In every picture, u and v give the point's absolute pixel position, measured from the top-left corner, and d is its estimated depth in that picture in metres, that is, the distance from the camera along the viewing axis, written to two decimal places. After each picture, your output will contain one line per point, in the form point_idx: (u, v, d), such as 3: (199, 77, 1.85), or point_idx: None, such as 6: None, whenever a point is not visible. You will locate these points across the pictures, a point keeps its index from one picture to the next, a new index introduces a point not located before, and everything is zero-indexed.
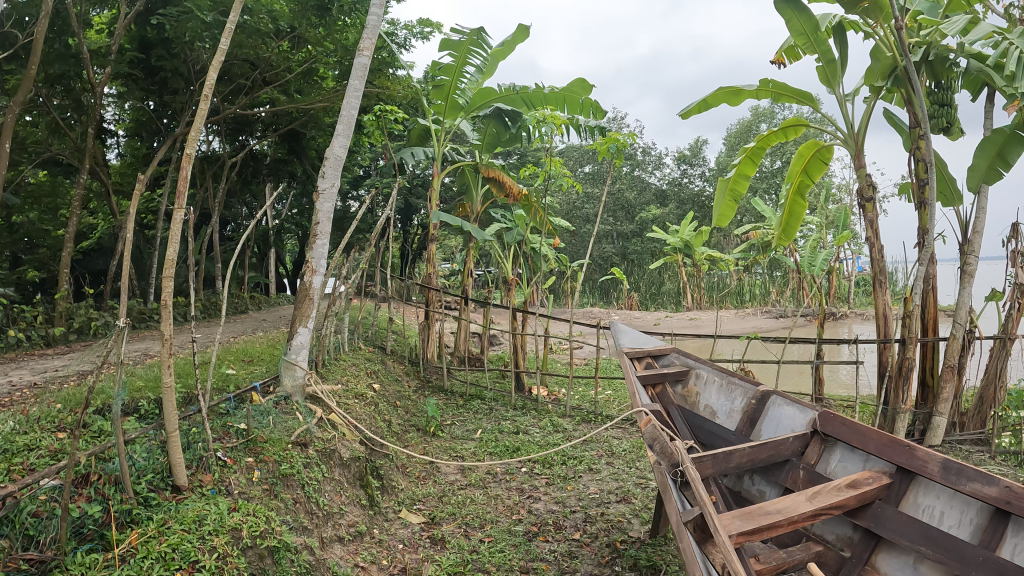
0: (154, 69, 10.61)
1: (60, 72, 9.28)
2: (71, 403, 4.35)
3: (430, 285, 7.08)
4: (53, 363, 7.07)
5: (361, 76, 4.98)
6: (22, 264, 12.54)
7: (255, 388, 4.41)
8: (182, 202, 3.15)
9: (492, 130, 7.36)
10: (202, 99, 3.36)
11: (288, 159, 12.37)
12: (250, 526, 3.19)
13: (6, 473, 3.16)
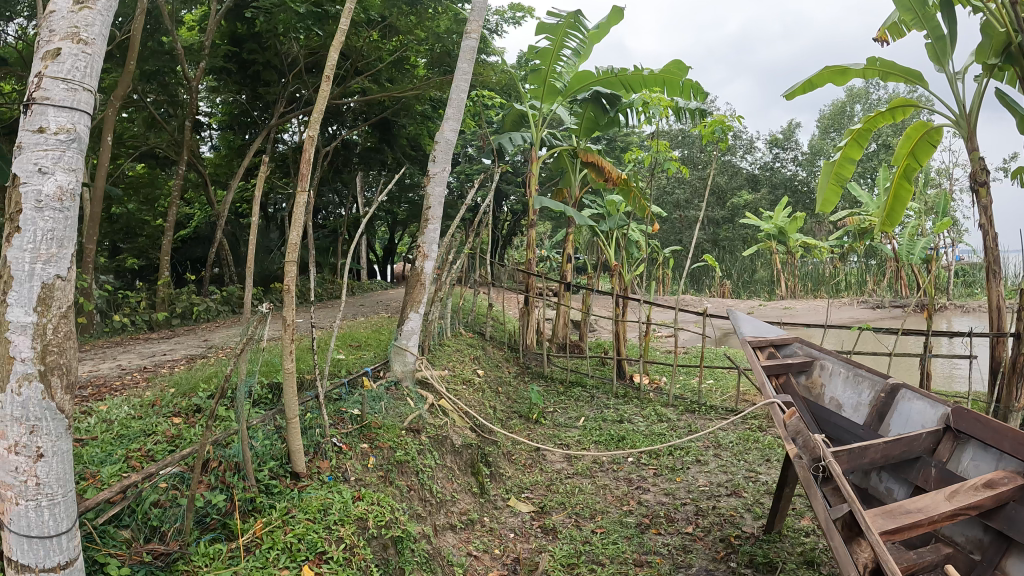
0: (246, 62, 10.84)
1: (154, 68, 9.58)
2: (183, 386, 4.50)
3: (529, 271, 6.98)
4: (159, 347, 7.34)
5: (468, 59, 4.96)
6: (123, 253, 13.15)
7: (367, 373, 4.42)
8: (304, 184, 3.17)
9: (590, 115, 7.40)
10: (325, 79, 3.33)
11: (379, 147, 12.56)
12: (376, 516, 3.21)
13: (126, 460, 3.26)
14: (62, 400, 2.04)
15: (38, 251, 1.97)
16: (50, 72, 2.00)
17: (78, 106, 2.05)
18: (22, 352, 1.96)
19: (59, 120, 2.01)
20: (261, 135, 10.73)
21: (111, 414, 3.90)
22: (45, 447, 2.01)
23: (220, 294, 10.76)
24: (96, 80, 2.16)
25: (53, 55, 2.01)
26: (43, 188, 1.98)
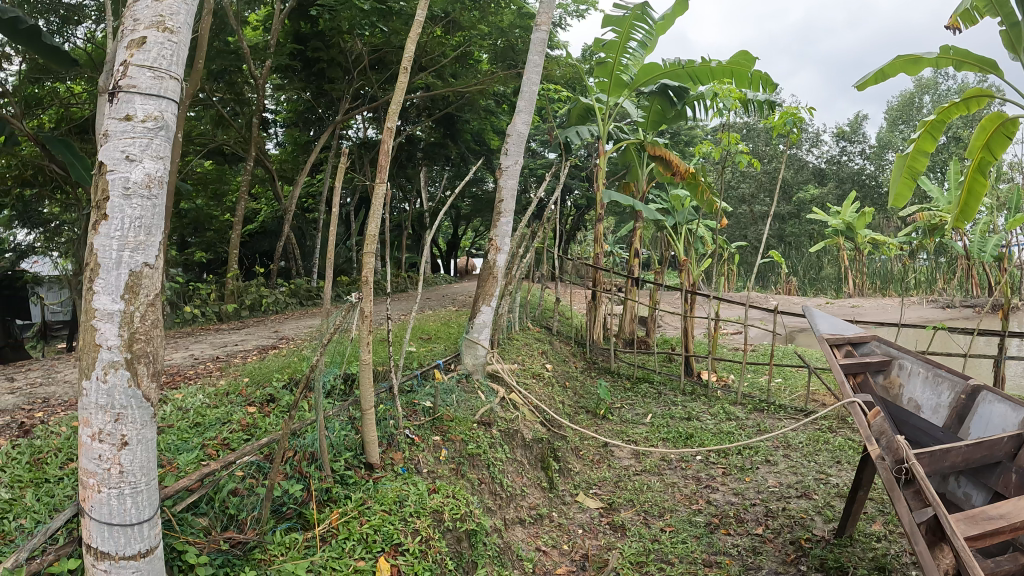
0: (311, 60, 11.03)
1: (220, 67, 9.80)
2: (257, 376, 4.63)
3: (597, 265, 6.95)
4: (231, 338, 7.56)
5: (539, 52, 5.07)
6: (192, 246, 13.56)
7: (439, 365, 4.69)
8: (382, 177, 3.23)
9: (657, 108, 7.44)
10: (402, 72, 3.35)
11: (444, 143, 12.68)
12: (452, 509, 3.28)
13: (202, 449, 3.35)
14: (147, 387, 2.10)
15: (127, 238, 2.03)
16: (136, 61, 2.05)
17: (163, 95, 2.11)
18: (110, 340, 2.02)
19: (146, 108, 2.07)
20: (326, 132, 10.92)
21: (186, 403, 4.03)
22: (130, 435, 2.07)
23: (287, 287, 11.02)
24: (181, 68, 2.21)
25: (138, 45, 2.06)
26: (131, 175, 2.04)
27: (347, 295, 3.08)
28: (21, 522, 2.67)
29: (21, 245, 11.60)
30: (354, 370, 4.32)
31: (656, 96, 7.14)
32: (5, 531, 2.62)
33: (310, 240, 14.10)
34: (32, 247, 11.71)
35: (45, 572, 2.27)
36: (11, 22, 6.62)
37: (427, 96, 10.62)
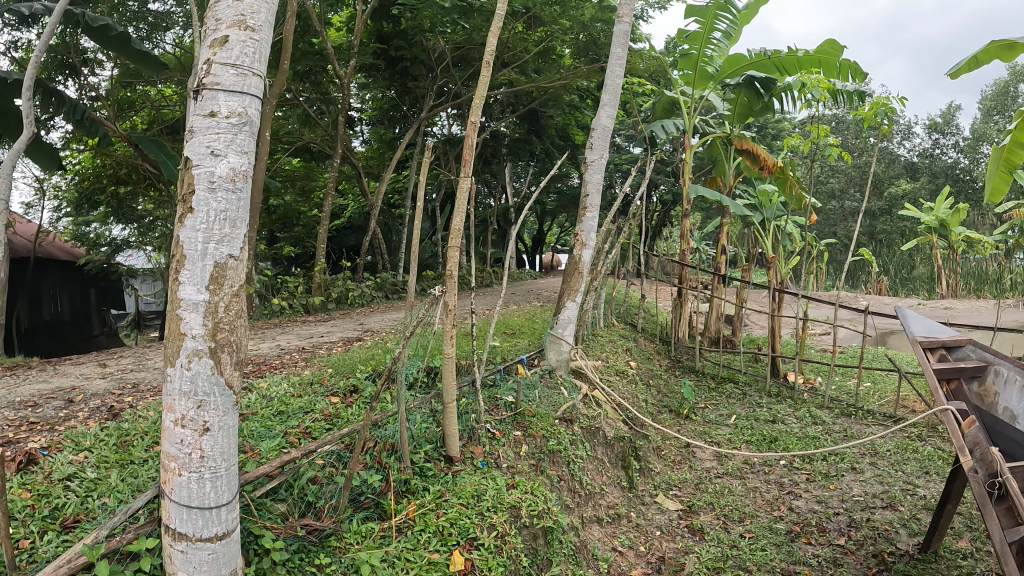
0: (395, 58, 11.18)
1: (305, 68, 10.03)
2: (341, 367, 4.72)
3: (684, 262, 6.80)
4: (317, 329, 7.74)
5: (622, 44, 5.04)
6: (280, 241, 13.97)
7: (522, 360, 4.74)
8: (467, 170, 3.24)
9: (743, 100, 7.20)
10: (484, 66, 3.36)
11: (528, 138, 12.71)
12: (529, 505, 3.31)
13: (285, 437, 3.41)
14: (230, 375, 2.14)
15: (211, 231, 2.07)
16: (219, 59, 2.09)
17: (247, 91, 2.13)
18: (194, 329, 2.06)
19: (230, 104, 2.09)
20: (411, 129, 11.10)
21: (271, 392, 4.13)
22: (211, 421, 2.10)
23: (373, 281, 11.25)
24: (264, 65, 2.23)
25: (221, 43, 2.09)
26: (215, 170, 2.08)
27: (431, 288, 3.08)
28: (104, 501, 2.78)
29: (117, 239, 12.25)
30: (436, 363, 4.34)
31: (742, 88, 7.00)
32: (88, 509, 2.73)
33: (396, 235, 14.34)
34: (128, 242, 12.22)
35: (125, 549, 2.33)
36: (102, 29, 7.00)
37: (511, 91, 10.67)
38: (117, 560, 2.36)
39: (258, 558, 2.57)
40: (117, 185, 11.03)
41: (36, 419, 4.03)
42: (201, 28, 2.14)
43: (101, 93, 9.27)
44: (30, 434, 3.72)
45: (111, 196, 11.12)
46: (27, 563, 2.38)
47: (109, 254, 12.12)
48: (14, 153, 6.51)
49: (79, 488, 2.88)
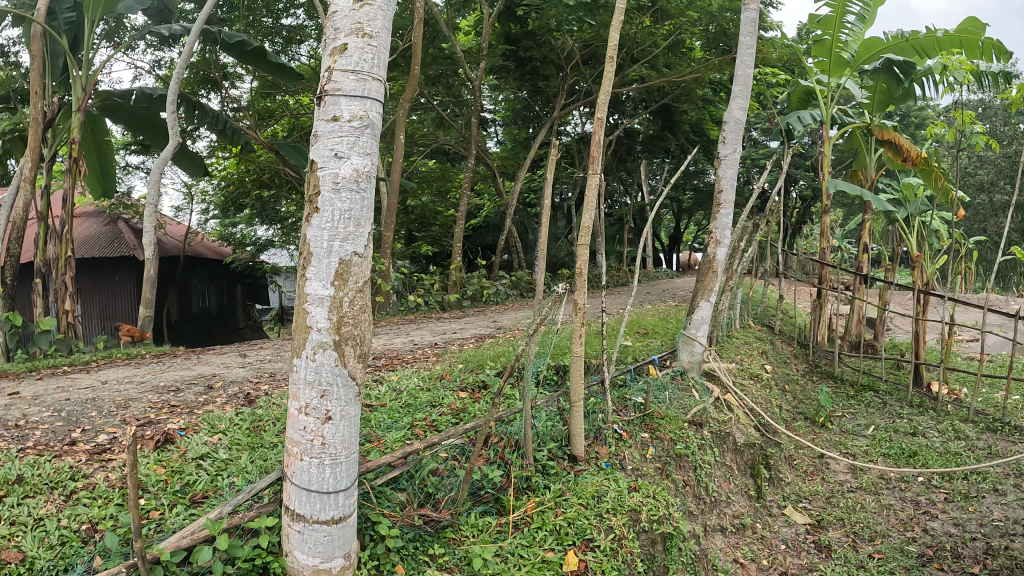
0: (524, 59, 11.26)
1: (437, 73, 10.29)
2: (470, 362, 4.82)
3: (823, 261, 6.55)
4: (451, 326, 7.94)
5: (750, 31, 4.88)
6: (418, 240, 14.29)
7: (654, 361, 4.70)
8: (595, 168, 3.27)
9: (883, 85, 6.89)
10: (608, 62, 3.40)
11: (662, 134, 12.55)
12: (650, 509, 3.28)
13: (410, 428, 3.54)
14: (353, 367, 2.24)
15: (336, 229, 2.18)
16: (340, 66, 2.19)
17: (369, 95, 2.22)
18: (320, 322, 2.18)
19: (351, 108, 2.19)
20: (543, 129, 11.21)
21: (401, 385, 4.28)
22: (333, 410, 2.22)
23: (508, 278, 11.51)
24: (384, 69, 2.31)
25: (341, 50, 2.20)
26: (339, 171, 2.18)
27: (559, 284, 3.09)
28: (232, 480, 2.97)
29: (262, 240, 13.03)
30: (563, 361, 4.35)
31: (880, 73, 6.68)
32: (216, 487, 2.93)
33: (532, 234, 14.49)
34: (271, 241, 13.04)
35: (245, 526, 2.49)
36: (240, 44, 7.49)
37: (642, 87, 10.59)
38: (238, 534, 2.52)
39: (373, 544, 2.68)
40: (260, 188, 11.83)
41: (177, 403, 4.36)
42: (326, 38, 2.27)
43: (241, 104, 9.97)
44: (170, 416, 4.05)
45: (254, 199, 11.93)
46: (155, 532, 2.60)
47: (255, 252, 12.76)
48: (161, 161, 7.08)
49: (210, 467, 3.10)
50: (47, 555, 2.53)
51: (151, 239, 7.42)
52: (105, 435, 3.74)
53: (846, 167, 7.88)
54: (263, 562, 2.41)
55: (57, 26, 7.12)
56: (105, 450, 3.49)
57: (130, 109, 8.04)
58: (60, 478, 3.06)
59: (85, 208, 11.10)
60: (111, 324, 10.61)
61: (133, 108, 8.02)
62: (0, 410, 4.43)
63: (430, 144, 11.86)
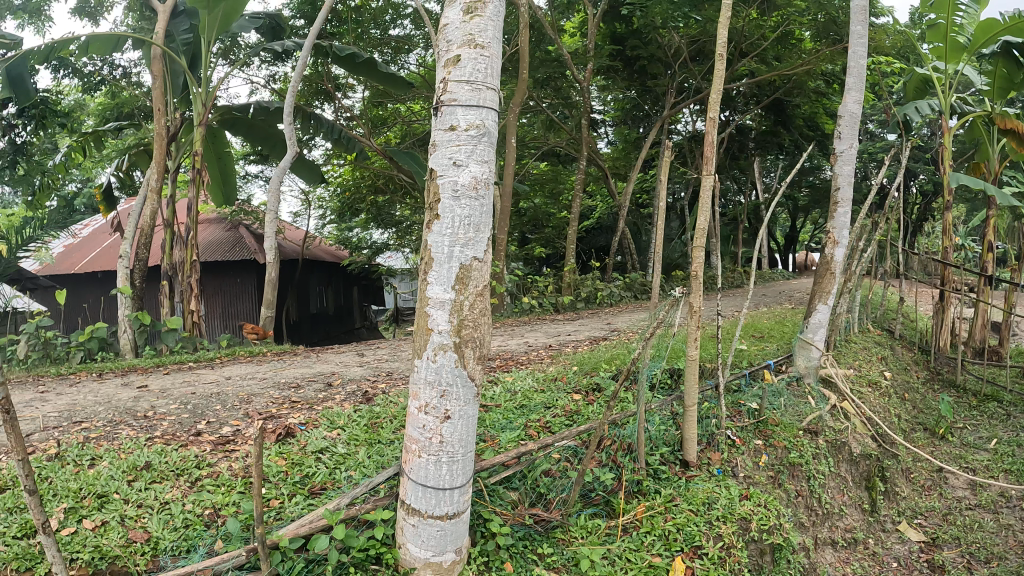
0: (631, 58, 11.17)
1: (545, 76, 10.37)
2: (585, 364, 4.85)
3: (946, 261, 6.22)
4: (565, 328, 8.00)
5: (860, 19, 4.73)
6: (532, 242, 14.50)
7: (769, 366, 4.63)
8: (710, 168, 3.24)
9: (1003, 71, 6.54)
10: (718, 59, 3.34)
11: (775, 130, 12.25)
12: (760, 519, 3.22)
13: (524, 429, 3.61)
14: (473, 368, 2.29)
15: (456, 235, 2.25)
16: (454, 77, 2.27)
17: (484, 104, 2.28)
18: (441, 324, 2.25)
19: (468, 118, 2.26)
20: (656, 127, 11.17)
21: (516, 386, 4.38)
22: (452, 409, 2.28)
23: (623, 281, 11.71)
24: (499, 79, 2.37)
25: (454, 62, 2.27)
26: (458, 179, 2.25)
27: (675, 287, 3.06)
28: (349, 473, 3.10)
29: (377, 243, 13.04)
30: (678, 364, 4.30)
31: (999, 58, 6.34)
32: (334, 479, 3.07)
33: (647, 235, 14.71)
34: (387, 245, 13.00)
35: (362, 517, 2.59)
36: (351, 57, 7.79)
37: (752, 81, 10.42)
38: (354, 526, 2.63)
39: (484, 541, 2.75)
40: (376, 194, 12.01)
41: (298, 399, 4.57)
42: (439, 50, 2.35)
43: (355, 113, 10.33)
44: (292, 411, 4.25)
45: (371, 204, 12.09)
46: (275, 519, 2.74)
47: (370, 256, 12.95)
48: (280, 170, 7.39)
49: (328, 460, 3.24)
50: (171, 536, 2.70)
51: (273, 243, 7.80)
52: (229, 427, 3.97)
53: (968, 161, 7.51)
54: (377, 553, 2.51)
55: (175, 47, 7.53)
56: (229, 440, 3.70)
57: (248, 122, 8.44)
58: (186, 465, 3.27)
59: (208, 217, 12.01)
60: (232, 323, 11.30)
61: (251, 120, 8.42)
62: (135, 402, 4.78)
63: (541, 147, 11.91)
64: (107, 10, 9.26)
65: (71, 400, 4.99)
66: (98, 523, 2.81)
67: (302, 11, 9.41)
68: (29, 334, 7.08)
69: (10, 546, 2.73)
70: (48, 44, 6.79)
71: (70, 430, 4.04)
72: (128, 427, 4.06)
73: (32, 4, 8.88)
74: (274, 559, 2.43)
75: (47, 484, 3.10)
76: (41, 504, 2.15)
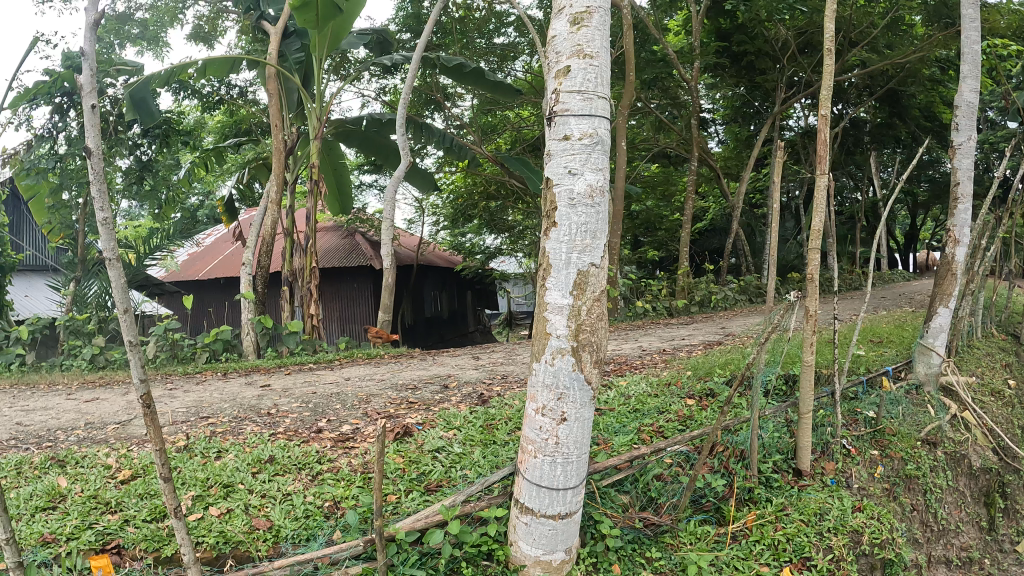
0: (738, 54, 10.87)
1: (652, 76, 10.24)
2: (699, 369, 4.76)
3: None
4: (677, 332, 7.88)
5: (974, 2, 4.53)
6: (645, 245, 14.44)
7: (888, 373, 4.35)
8: (824, 167, 3.12)
9: None
10: (826, 54, 3.19)
11: (891, 122, 11.68)
12: (872, 532, 3.10)
13: (638, 433, 3.59)
14: (589, 372, 2.29)
15: (574, 241, 2.26)
16: (566, 87, 2.29)
17: (596, 113, 2.29)
18: (559, 329, 2.26)
19: (581, 127, 2.27)
20: (765, 126, 10.89)
21: (630, 390, 4.36)
22: (569, 412, 2.28)
23: (737, 283, 11.56)
24: (609, 88, 2.37)
25: (565, 73, 2.29)
26: (574, 187, 2.27)
27: (791, 292, 2.96)
28: (465, 472, 3.16)
29: (491, 248, 12.97)
30: (794, 370, 4.20)
31: None
32: (450, 477, 3.14)
33: (761, 236, 14.43)
34: (499, 250, 12.92)
35: (476, 514, 2.64)
36: (459, 67, 7.92)
37: (864, 72, 10.02)
38: (468, 522, 2.68)
39: (593, 542, 2.75)
40: (487, 199, 12.13)
41: (415, 400, 4.69)
42: (549, 63, 2.38)
43: (465, 121, 10.40)
44: (409, 410, 4.38)
45: (483, 210, 12.14)
46: (392, 513, 2.83)
47: (483, 262, 12.95)
48: (395, 179, 7.57)
49: (445, 459, 3.33)
50: (292, 525, 2.82)
51: (390, 249, 8.01)
52: (348, 425, 4.11)
53: None
54: (489, 549, 2.57)
55: (289, 66, 7.87)
56: (349, 438, 3.84)
57: (362, 133, 8.72)
58: (307, 459, 3.42)
59: (325, 225, 12.54)
60: (349, 327, 11.68)
61: (364, 132, 8.69)
62: (258, 400, 5.03)
63: (650, 149, 11.77)
64: (220, 34, 9.72)
65: (198, 397, 5.30)
66: (224, 510, 2.97)
67: (409, 25, 9.66)
68: (158, 336, 7.59)
69: (140, 528, 2.92)
70: (169, 69, 7.21)
71: (199, 425, 4.29)
72: (252, 424, 4.27)
73: (151, 31, 9.31)
74: (390, 550, 2.51)
75: (177, 473, 3.31)
76: (174, 489, 2.14)
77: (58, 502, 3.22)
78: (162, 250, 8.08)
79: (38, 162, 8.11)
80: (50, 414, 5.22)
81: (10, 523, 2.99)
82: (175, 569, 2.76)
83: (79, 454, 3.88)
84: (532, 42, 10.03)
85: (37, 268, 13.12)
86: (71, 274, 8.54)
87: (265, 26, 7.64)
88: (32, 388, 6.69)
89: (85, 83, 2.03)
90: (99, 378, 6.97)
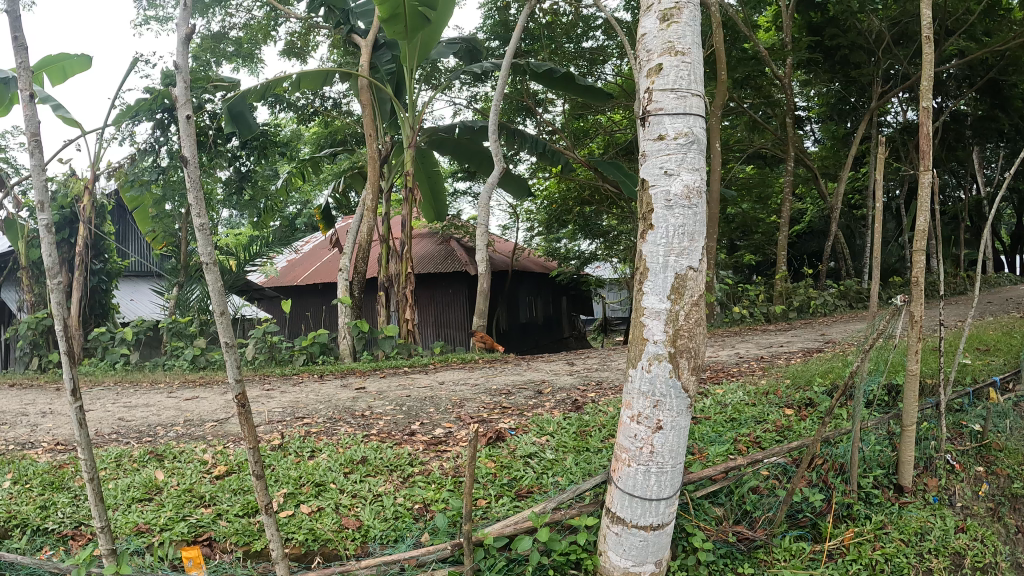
0: (831, 49, 10.53)
1: (743, 75, 9.99)
2: (798, 377, 4.62)
3: None
4: (777, 338, 7.67)
5: None
6: (741, 249, 14.14)
7: (996, 384, 4.07)
8: (928, 163, 2.96)
9: None
10: (924, 42, 3.02)
11: (994, 114, 11.08)
12: (976, 555, 2.94)
13: (734, 443, 3.50)
14: (687, 379, 2.24)
15: (672, 245, 2.21)
16: (659, 86, 2.25)
17: (691, 111, 2.24)
18: (656, 335, 2.23)
19: (676, 126, 2.23)
20: (861, 122, 10.48)
21: (727, 399, 4.26)
22: (664, 421, 2.24)
23: (836, 289, 11.16)
24: (702, 85, 2.31)
25: (656, 71, 2.25)
26: (670, 188, 2.23)
27: (896, 296, 2.83)
28: (556, 479, 3.14)
29: (585, 253, 12.89)
30: (897, 380, 4.03)
31: None
32: (541, 484, 3.13)
33: (861, 238, 13.90)
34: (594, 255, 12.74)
35: (566, 522, 2.62)
36: (548, 72, 7.93)
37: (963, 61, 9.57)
38: (558, 529, 2.66)
39: (684, 555, 2.72)
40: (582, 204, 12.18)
41: (509, 405, 4.70)
42: (640, 63, 2.35)
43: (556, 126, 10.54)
44: (504, 415, 4.39)
45: (577, 215, 12.14)
46: (481, 517, 2.85)
47: (578, 266, 12.82)
48: (488, 185, 7.62)
49: (537, 465, 3.32)
50: (380, 526, 2.86)
51: (484, 254, 8.03)
52: (441, 429, 4.16)
53: None
54: (578, 558, 2.54)
55: (380, 77, 8.02)
56: (441, 441, 3.87)
57: (454, 140, 8.82)
58: (400, 461, 3.47)
59: (420, 232, 12.76)
60: (444, 331, 11.91)
61: (457, 140, 8.80)
62: (352, 402, 5.15)
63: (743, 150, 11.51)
64: (313, 49, 10.03)
65: (295, 397, 5.48)
66: (315, 508, 3.04)
67: (497, 32, 9.76)
68: (257, 338, 7.87)
69: (232, 522, 3.00)
70: (265, 83, 7.47)
71: (295, 425, 4.41)
72: (346, 424, 4.37)
73: (245, 48, 9.64)
74: (477, 555, 2.51)
75: (271, 471, 3.40)
76: (266, 487, 2.22)
77: (154, 494, 3.36)
78: (262, 257, 8.39)
79: (142, 174, 8.53)
80: (152, 411, 5.47)
81: (108, 513, 3.14)
82: (264, 563, 2.82)
83: (177, 448, 4.05)
84: (621, 44, 9.94)
85: (143, 274, 13.83)
86: (175, 279, 8.98)
87: (355, 37, 7.82)
88: (138, 386, 7.01)
89: (181, 95, 2.11)
90: (200, 378, 7.24)
